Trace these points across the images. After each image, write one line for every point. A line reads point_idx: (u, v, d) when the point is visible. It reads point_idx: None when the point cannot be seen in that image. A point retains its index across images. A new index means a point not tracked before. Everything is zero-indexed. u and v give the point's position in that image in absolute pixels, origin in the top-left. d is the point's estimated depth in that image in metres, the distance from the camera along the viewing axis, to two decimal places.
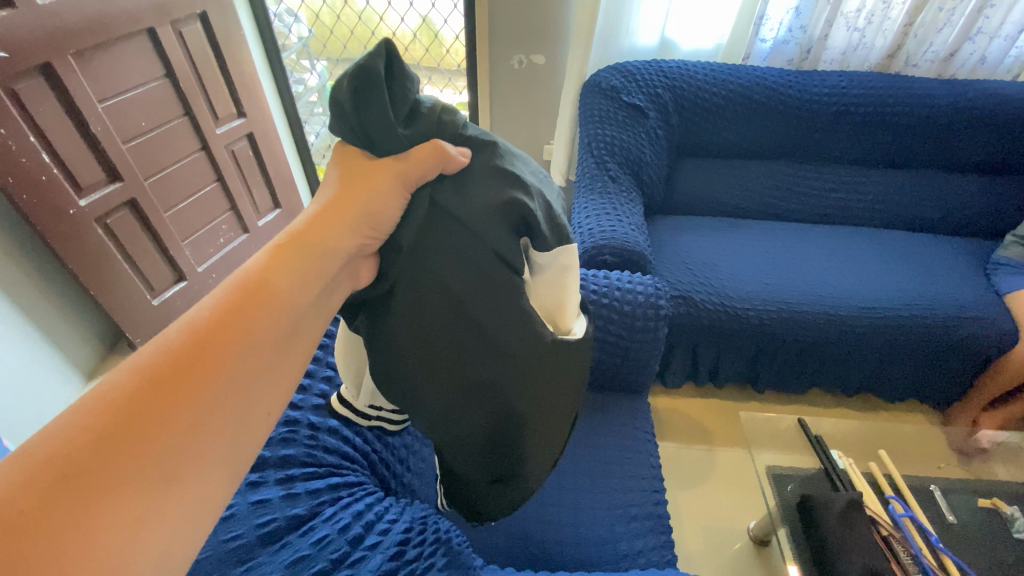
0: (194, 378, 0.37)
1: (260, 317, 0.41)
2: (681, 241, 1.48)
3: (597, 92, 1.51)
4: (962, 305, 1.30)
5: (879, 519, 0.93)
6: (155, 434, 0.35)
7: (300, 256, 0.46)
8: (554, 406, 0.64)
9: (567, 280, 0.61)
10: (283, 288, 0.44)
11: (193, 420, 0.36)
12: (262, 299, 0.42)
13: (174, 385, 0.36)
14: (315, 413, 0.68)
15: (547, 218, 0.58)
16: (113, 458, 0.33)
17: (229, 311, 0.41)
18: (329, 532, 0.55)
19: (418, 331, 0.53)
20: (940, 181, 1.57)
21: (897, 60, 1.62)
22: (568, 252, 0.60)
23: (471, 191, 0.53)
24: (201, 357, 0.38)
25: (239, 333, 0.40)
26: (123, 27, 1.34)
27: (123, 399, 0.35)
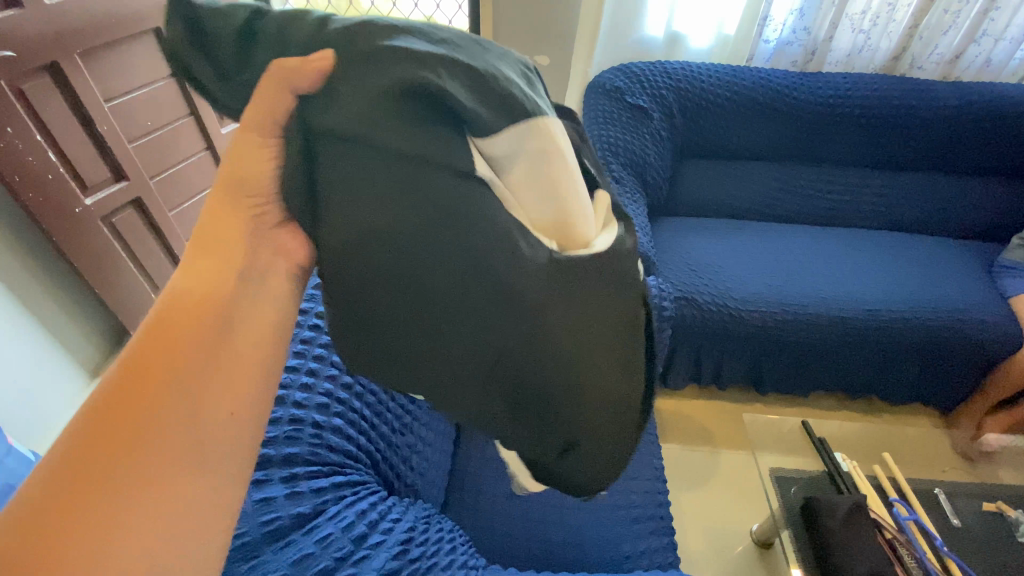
0: (140, 391, 0.43)
1: (192, 324, 0.47)
2: (685, 242, 1.48)
3: (601, 94, 1.52)
4: (967, 309, 1.30)
5: (883, 521, 0.93)
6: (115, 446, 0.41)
7: (206, 261, 0.50)
8: (606, 346, 0.49)
9: (549, 169, 0.44)
10: (206, 292, 0.49)
11: (151, 426, 0.43)
12: (194, 313, 0.47)
13: (124, 400, 0.43)
14: (319, 411, 0.67)
15: (486, 90, 0.41)
16: (94, 468, 0.41)
17: (165, 327, 0.46)
18: (333, 532, 0.55)
19: (373, 293, 0.43)
20: (945, 184, 1.56)
21: (902, 63, 1.61)
22: (530, 130, 0.43)
23: (357, 100, 0.40)
24: (144, 374, 0.44)
25: (176, 345, 0.46)
26: (130, 26, 1.35)
27: (88, 432, 0.41)
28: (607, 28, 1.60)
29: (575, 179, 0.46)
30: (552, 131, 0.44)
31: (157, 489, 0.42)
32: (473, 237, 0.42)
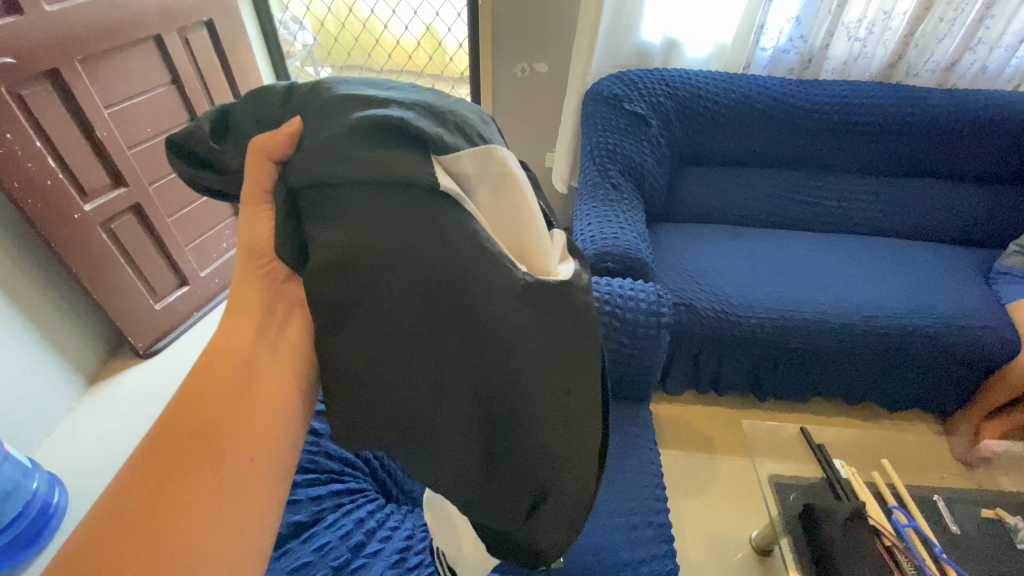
0: (176, 443, 0.48)
1: (220, 373, 0.52)
2: (683, 249, 1.48)
3: (599, 101, 1.51)
4: (966, 315, 1.30)
5: (881, 528, 0.93)
6: (154, 493, 0.46)
7: (228, 318, 0.55)
8: (563, 362, 0.53)
9: (509, 195, 0.51)
10: (230, 345, 0.54)
11: (187, 471, 0.47)
12: (217, 367, 0.52)
13: (163, 453, 0.48)
14: (317, 419, 0.68)
15: (441, 125, 0.48)
16: (139, 514, 0.45)
17: (193, 387, 0.51)
18: (331, 539, 0.57)
19: (360, 317, 0.45)
20: (942, 190, 1.57)
21: (898, 71, 1.62)
22: (485, 155, 0.50)
23: (327, 138, 0.46)
24: (178, 427, 0.49)
25: (202, 400, 0.50)
26: (130, 33, 1.35)
27: (136, 474, 0.47)
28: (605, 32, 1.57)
29: (531, 207, 0.53)
30: (506, 161, 0.51)
31: (192, 531, 0.46)
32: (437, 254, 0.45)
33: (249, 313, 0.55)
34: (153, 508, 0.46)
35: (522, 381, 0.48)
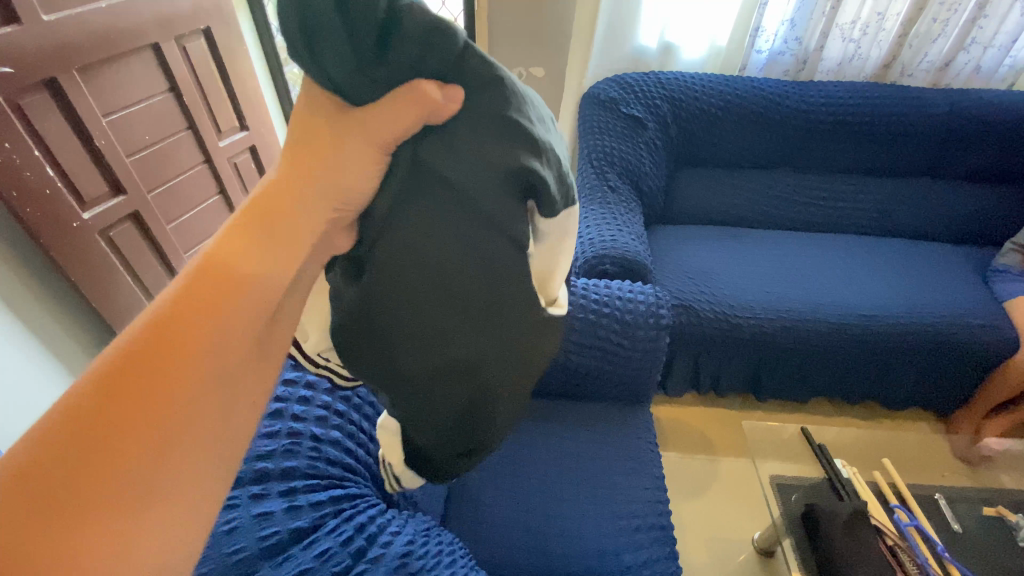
0: (168, 373, 0.35)
1: (234, 304, 0.39)
2: (681, 251, 1.48)
3: (596, 104, 1.52)
4: (964, 314, 1.31)
5: (884, 528, 0.92)
6: (131, 435, 0.33)
7: (265, 235, 0.42)
8: (543, 366, 0.62)
9: (564, 247, 0.57)
10: (251, 271, 0.40)
11: (182, 416, 0.35)
12: (229, 296, 0.39)
13: (145, 382, 0.34)
14: (318, 424, 0.67)
15: (555, 183, 0.51)
16: (104, 458, 0.32)
17: (190, 304, 0.37)
18: (332, 546, 0.55)
19: (413, 311, 0.47)
20: (938, 189, 1.58)
21: (892, 71, 1.63)
22: (569, 217, 0.54)
23: (465, 149, 0.46)
24: (171, 353, 0.36)
25: (206, 325, 0.37)
26: (127, 42, 1.36)
27: (99, 413, 0.33)
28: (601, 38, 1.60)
29: (570, 257, 0.60)
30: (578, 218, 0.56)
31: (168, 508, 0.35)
32: (505, 292, 0.50)
33: (270, 219, 0.42)
34: (123, 455, 0.33)
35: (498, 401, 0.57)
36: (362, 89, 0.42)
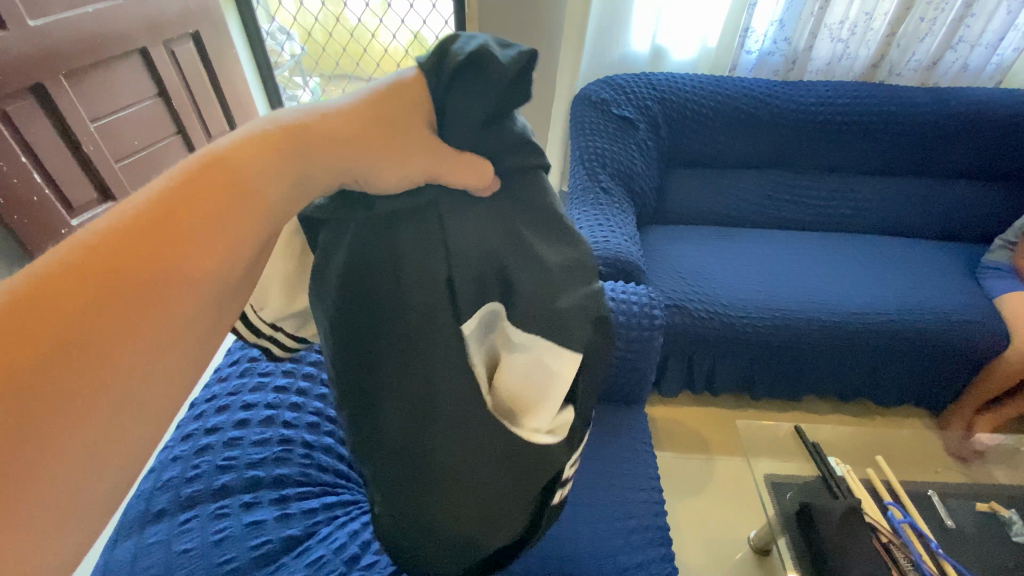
0: (143, 273, 0.32)
1: (232, 211, 0.35)
2: (674, 251, 1.49)
3: (587, 106, 1.52)
4: (954, 310, 1.32)
5: (879, 526, 0.93)
6: (73, 326, 0.29)
7: (289, 150, 0.38)
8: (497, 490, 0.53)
9: (547, 379, 0.52)
10: (262, 185, 0.37)
11: (136, 325, 0.31)
12: (227, 202, 0.35)
13: (110, 274, 0.31)
14: (309, 431, 0.65)
15: (533, 283, 0.51)
16: (53, 348, 0.29)
17: (192, 201, 0.34)
18: (325, 554, 0.55)
19: (358, 306, 0.48)
20: (927, 187, 1.59)
21: (881, 70, 1.64)
22: (552, 350, 0.51)
23: (464, 211, 0.49)
24: (149, 253, 0.32)
25: (200, 231, 0.34)
26: (114, 47, 1.35)
27: (69, 285, 0.30)
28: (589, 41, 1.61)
29: (558, 397, 0.52)
30: (568, 361, 0.52)
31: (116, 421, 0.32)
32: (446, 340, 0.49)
33: (302, 138, 0.39)
34: (57, 342, 0.29)
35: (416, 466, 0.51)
36: (464, 137, 0.44)
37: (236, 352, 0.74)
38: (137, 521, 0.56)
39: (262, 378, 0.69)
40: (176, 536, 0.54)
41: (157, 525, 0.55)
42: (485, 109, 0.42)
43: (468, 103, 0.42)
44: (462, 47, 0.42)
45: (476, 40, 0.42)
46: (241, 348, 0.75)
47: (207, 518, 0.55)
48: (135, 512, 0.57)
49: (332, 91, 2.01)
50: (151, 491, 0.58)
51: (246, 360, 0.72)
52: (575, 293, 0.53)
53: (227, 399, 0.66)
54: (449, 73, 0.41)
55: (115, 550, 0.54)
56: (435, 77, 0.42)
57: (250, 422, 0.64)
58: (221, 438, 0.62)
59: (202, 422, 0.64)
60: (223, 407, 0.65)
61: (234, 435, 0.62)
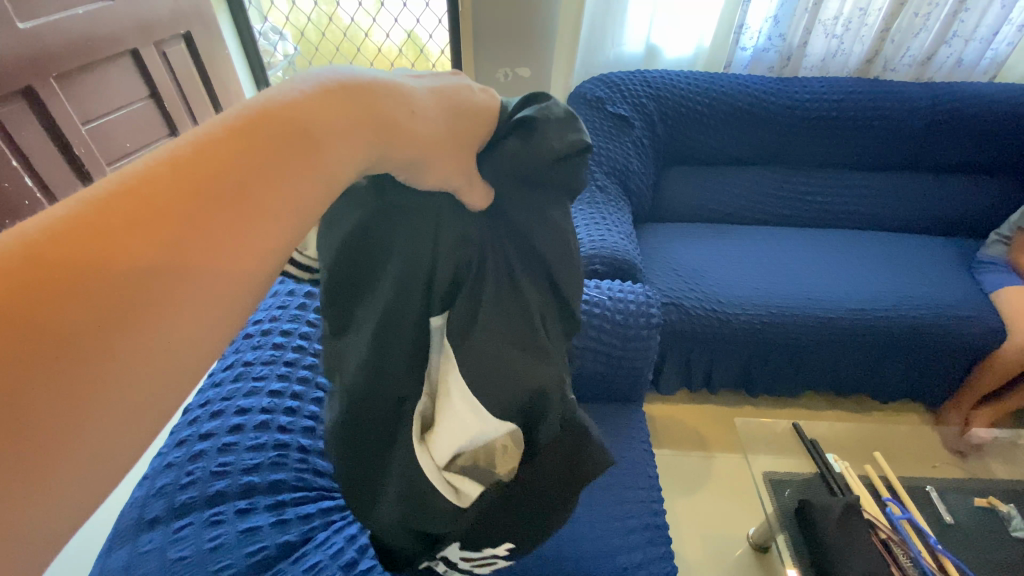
0: (208, 222, 0.30)
1: (292, 168, 0.33)
2: (669, 248, 1.49)
3: (583, 104, 1.52)
4: (950, 305, 1.32)
5: (878, 522, 0.93)
6: (131, 267, 0.28)
7: (361, 112, 0.35)
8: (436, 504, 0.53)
9: (462, 419, 0.51)
10: (328, 146, 0.34)
11: (191, 276, 0.30)
12: (291, 155, 0.33)
13: (175, 218, 0.29)
14: (305, 435, 0.65)
15: (502, 309, 0.50)
16: (97, 289, 0.26)
17: (255, 151, 0.32)
18: (322, 559, 0.55)
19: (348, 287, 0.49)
20: (922, 182, 1.59)
21: (875, 66, 1.64)
22: (478, 398, 0.50)
23: (459, 221, 0.47)
24: (214, 200, 0.30)
25: (260, 187, 0.32)
26: (105, 49, 1.34)
27: (119, 222, 0.27)
28: (584, 40, 1.60)
29: (463, 443, 0.52)
30: (487, 418, 0.50)
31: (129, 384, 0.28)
32: (406, 339, 0.50)
33: (379, 107, 0.36)
34: (115, 283, 0.27)
35: (367, 446, 0.54)
36: (499, 172, 0.46)
37: (230, 355, 0.73)
38: (131, 528, 0.56)
39: (257, 381, 0.68)
40: (171, 544, 0.53)
41: (151, 532, 0.55)
42: (541, 161, 0.45)
43: (529, 150, 0.45)
44: (541, 106, 0.46)
45: (545, 105, 0.46)
46: (234, 352, 0.73)
47: (203, 525, 0.55)
48: (130, 519, 0.57)
49: None
50: (145, 499, 0.58)
51: (240, 363, 0.70)
52: (531, 360, 0.50)
53: (221, 404, 0.65)
54: (520, 117, 0.44)
55: (109, 557, 0.54)
56: (504, 115, 0.45)
57: (245, 427, 0.63)
58: (216, 444, 0.61)
59: (197, 428, 0.63)
60: (217, 412, 0.64)
61: (229, 440, 0.61)
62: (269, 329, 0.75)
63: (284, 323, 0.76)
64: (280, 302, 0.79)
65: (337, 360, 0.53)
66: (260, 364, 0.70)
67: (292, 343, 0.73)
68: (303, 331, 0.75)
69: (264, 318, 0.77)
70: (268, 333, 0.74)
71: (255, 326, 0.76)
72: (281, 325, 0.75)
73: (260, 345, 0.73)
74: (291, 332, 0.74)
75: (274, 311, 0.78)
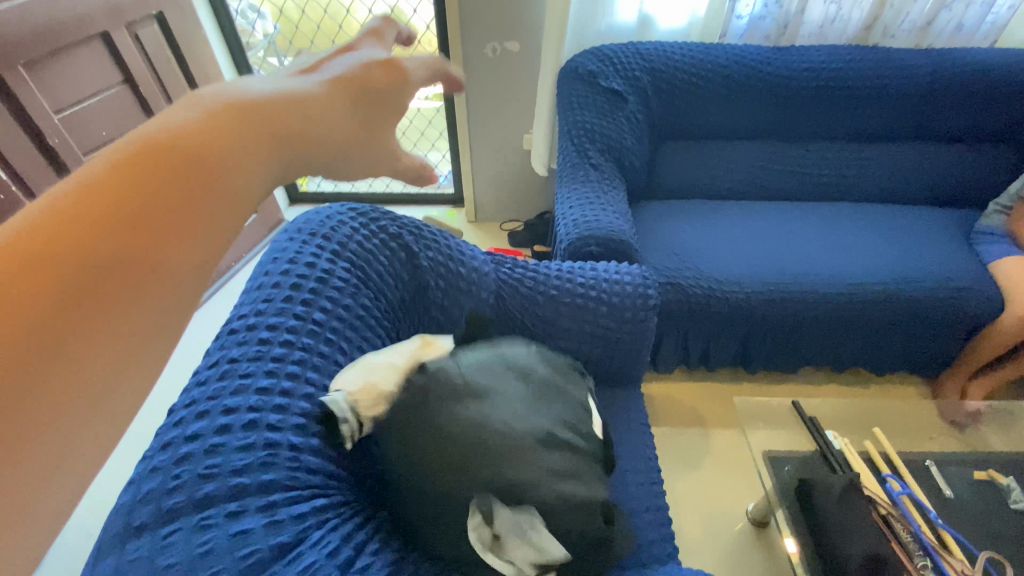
0: (110, 254, 0.27)
1: (236, 157, 0.32)
2: (666, 226, 1.46)
3: (575, 78, 1.46)
4: (949, 277, 1.31)
5: (877, 498, 0.91)
6: (83, 258, 0.26)
7: (292, 102, 0.35)
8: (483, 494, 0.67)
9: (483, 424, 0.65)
10: (270, 137, 0.33)
11: (150, 261, 0.28)
12: (235, 141, 0.32)
13: (71, 253, 0.26)
14: (295, 433, 0.63)
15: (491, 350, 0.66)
16: (37, 300, 0.25)
17: (195, 147, 0.31)
18: (317, 559, 0.55)
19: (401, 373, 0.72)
20: (920, 152, 1.56)
21: (874, 32, 1.60)
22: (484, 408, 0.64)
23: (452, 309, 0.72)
24: (161, 184, 0.29)
25: (207, 180, 0.30)
26: (74, 33, 1.28)
27: (63, 226, 0.26)
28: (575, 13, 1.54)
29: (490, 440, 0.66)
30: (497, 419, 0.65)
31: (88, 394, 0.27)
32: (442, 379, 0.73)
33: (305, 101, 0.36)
34: (62, 291, 0.26)
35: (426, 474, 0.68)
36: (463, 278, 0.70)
37: (215, 352, 0.70)
38: (118, 536, 0.54)
39: (244, 379, 0.65)
40: (159, 551, 0.52)
41: (139, 539, 0.53)
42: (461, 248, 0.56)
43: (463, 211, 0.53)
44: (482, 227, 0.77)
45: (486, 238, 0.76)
46: (220, 348, 0.70)
47: (192, 530, 0.53)
48: (116, 527, 0.55)
49: None
50: (131, 505, 0.56)
51: (225, 360, 0.68)
52: None
53: (207, 404, 0.63)
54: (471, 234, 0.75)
55: (97, 567, 0.53)
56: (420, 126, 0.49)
57: (232, 426, 0.61)
58: (203, 446, 0.59)
59: (182, 429, 0.61)
60: (203, 412, 0.62)
61: (216, 441, 0.59)
62: (253, 325, 0.72)
63: (269, 317, 0.72)
64: (264, 295, 0.76)
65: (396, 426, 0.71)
66: (246, 360, 0.67)
67: (279, 338, 0.71)
68: (291, 324, 0.72)
69: (248, 312, 0.74)
70: (254, 328, 0.71)
71: (239, 320, 0.73)
72: (266, 319, 0.72)
73: (245, 341, 0.70)
74: (278, 325, 0.72)
75: (258, 305, 0.74)
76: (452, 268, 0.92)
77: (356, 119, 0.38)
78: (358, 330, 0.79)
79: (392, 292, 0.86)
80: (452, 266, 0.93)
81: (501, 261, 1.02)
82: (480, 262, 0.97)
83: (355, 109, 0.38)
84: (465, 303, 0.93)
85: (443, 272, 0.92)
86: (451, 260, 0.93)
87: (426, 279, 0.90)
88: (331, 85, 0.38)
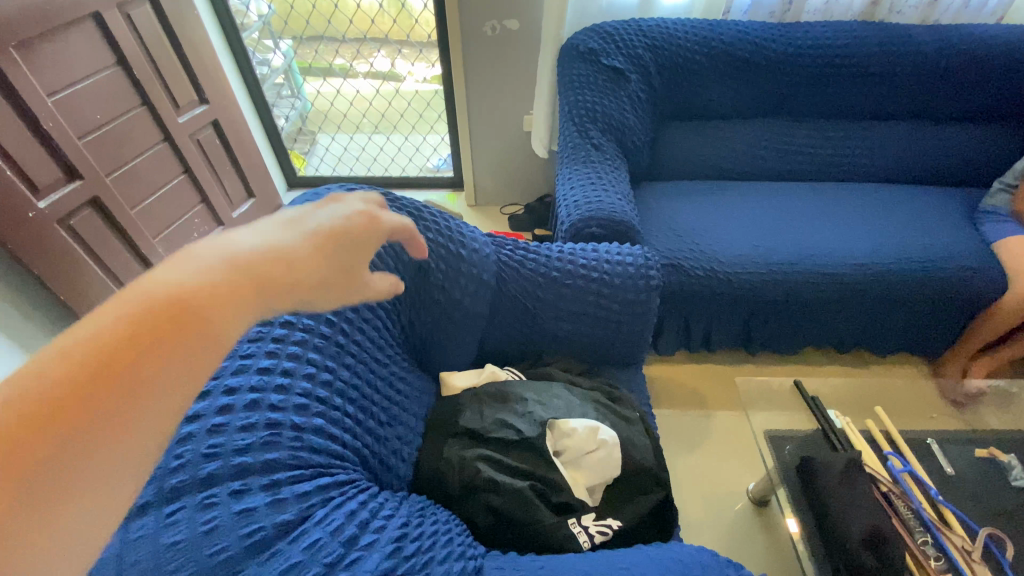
0: (95, 423, 0.29)
1: (223, 314, 0.35)
2: (668, 207, 1.45)
3: (575, 56, 1.44)
4: (953, 257, 1.30)
5: (878, 475, 0.93)
6: (72, 418, 0.29)
7: (281, 267, 0.39)
8: (506, 473, 0.78)
9: (499, 417, 0.83)
10: (258, 296, 0.37)
11: (128, 416, 0.31)
12: (226, 297, 0.35)
13: (61, 422, 0.29)
14: (298, 413, 0.63)
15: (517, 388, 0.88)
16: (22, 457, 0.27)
17: (182, 308, 0.33)
18: (322, 536, 0.55)
19: (446, 412, 0.88)
20: (926, 131, 1.54)
21: (880, 8, 1.56)
22: (503, 412, 0.84)
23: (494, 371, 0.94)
24: (151, 346, 0.32)
25: (192, 339, 0.33)
26: (66, 14, 1.26)
27: (58, 386, 0.29)
28: None
29: (508, 430, 0.82)
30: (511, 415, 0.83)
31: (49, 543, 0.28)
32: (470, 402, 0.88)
33: (290, 259, 0.40)
34: (50, 446, 0.28)
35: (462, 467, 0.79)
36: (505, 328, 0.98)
37: None
38: None
39: (245, 359, 0.65)
40: (163, 529, 0.52)
41: (142, 518, 0.53)
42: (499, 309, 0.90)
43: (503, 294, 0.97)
44: (515, 289, 0.97)
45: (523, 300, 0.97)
46: None
47: (195, 509, 0.53)
48: None
49: (307, 54, 1.99)
50: None
51: None
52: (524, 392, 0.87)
53: (208, 384, 0.62)
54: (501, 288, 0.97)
55: None
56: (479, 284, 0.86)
57: (235, 407, 0.60)
58: (205, 425, 0.59)
59: None
60: (204, 393, 0.62)
61: (218, 421, 0.59)
62: None
63: None
64: None
65: (439, 447, 0.83)
66: (247, 342, 0.67)
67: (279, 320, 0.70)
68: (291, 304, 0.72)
69: None
70: None
71: None
72: None
73: None
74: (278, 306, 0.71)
75: None
76: (453, 249, 0.91)
77: (336, 273, 0.43)
78: (359, 312, 0.78)
79: (393, 273, 0.86)
80: (453, 247, 0.92)
81: (503, 243, 1.01)
82: (480, 242, 0.96)
83: (334, 266, 0.43)
84: (467, 284, 0.92)
85: (444, 253, 0.91)
86: (451, 241, 0.92)
87: (426, 260, 0.89)
88: (311, 245, 0.42)
